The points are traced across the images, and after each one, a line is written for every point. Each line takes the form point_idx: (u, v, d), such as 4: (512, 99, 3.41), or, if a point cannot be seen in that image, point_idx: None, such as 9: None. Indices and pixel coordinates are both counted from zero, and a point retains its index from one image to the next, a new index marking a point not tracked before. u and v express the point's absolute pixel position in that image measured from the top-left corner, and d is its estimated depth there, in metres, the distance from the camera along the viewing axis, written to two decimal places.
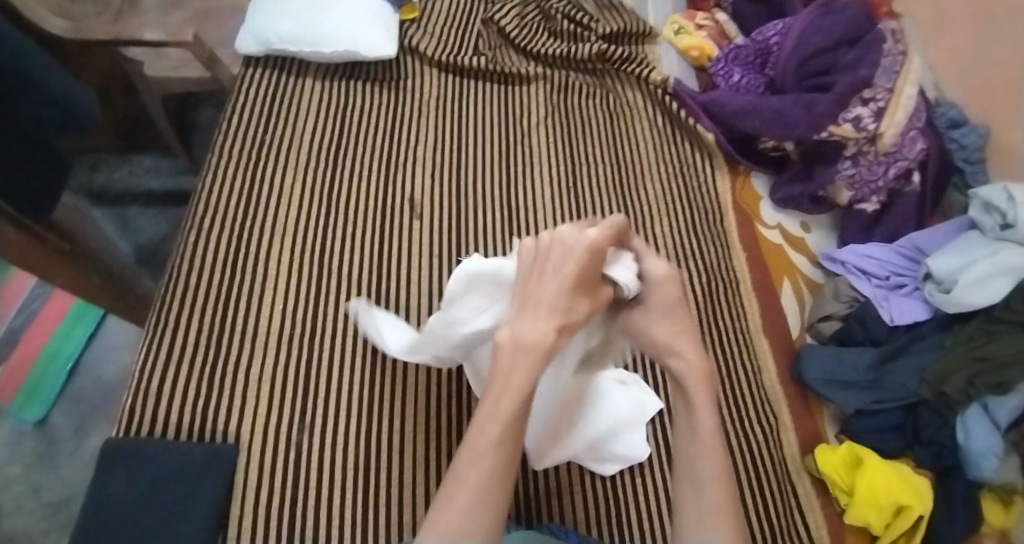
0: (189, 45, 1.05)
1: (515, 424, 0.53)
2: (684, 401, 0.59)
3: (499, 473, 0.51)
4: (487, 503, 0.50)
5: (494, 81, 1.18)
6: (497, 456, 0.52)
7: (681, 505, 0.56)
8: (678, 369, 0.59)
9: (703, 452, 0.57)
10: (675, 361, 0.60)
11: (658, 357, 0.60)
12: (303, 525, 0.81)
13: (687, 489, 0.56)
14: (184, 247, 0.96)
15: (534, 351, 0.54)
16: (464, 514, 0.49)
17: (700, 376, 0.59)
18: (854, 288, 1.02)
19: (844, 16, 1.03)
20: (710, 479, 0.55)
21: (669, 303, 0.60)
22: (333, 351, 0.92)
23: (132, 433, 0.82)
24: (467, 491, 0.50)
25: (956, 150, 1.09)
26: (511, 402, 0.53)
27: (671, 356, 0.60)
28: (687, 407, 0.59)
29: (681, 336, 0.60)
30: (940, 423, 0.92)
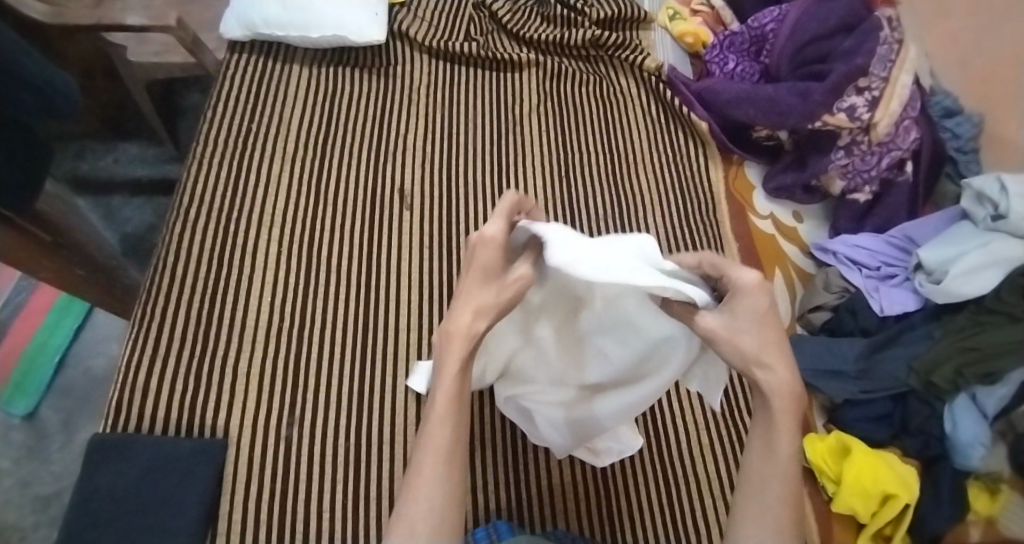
0: (172, 30, 1.02)
1: (455, 407, 0.57)
2: (766, 418, 0.55)
3: (447, 453, 0.56)
4: (440, 484, 0.55)
5: (484, 67, 1.16)
6: (444, 439, 0.56)
7: (740, 514, 0.57)
8: (765, 385, 0.54)
9: (777, 473, 0.56)
10: (757, 372, 0.54)
11: (743, 364, 0.55)
12: (293, 517, 0.81)
13: (749, 499, 0.57)
14: (168, 238, 0.95)
15: (461, 339, 0.57)
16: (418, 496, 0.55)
17: (789, 396, 0.54)
18: (845, 278, 1.03)
19: (840, 4, 1.00)
20: (774, 494, 0.56)
21: (758, 312, 0.54)
22: (323, 344, 0.91)
23: (120, 427, 0.83)
24: (425, 477, 0.55)
25: (950, 139, 1.10)
26: (449, 388, 0.57)
27: (759, 370, 0.54)
28: (767, 422, 0.55)
29: (770, 349, 0.54)
30: (928, 413, 0.93)
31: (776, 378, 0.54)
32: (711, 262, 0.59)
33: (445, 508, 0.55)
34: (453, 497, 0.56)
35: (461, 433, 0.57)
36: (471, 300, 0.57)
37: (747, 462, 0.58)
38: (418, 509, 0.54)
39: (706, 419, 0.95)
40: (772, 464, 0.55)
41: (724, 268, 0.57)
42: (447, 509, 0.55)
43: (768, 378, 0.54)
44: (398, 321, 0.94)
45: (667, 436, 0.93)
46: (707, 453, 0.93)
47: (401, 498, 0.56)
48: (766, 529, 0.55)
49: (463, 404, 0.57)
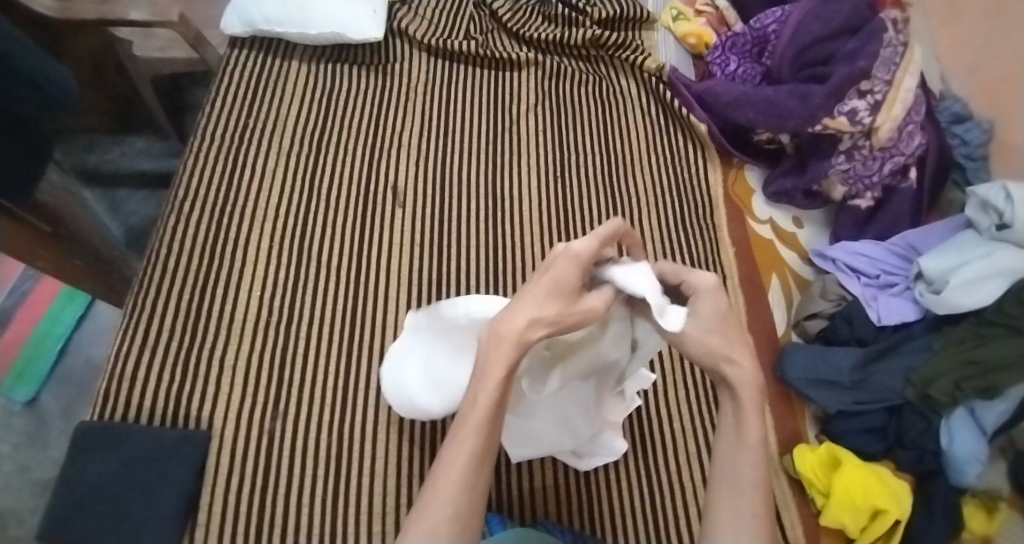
0: (173, 25, 1.05)
1: (492, 415, 0.53)
2: (734, 409, 0.55)
3: (475, 463, 0.52)
4: (466, 491, 0.52)
5: (483, 65, 1.16)
6: (475, 447, 0.53)
7: (713, 511, 0.55)
8: (732, 379, 0.54)
9: (746, 462, 0.54)
10: (725, 367, 0.54)
11: (713, 365, 0.55)
12: (272, 510, 0.82)
13: (724, 493, 0.55)
14: (163, 230, 0.96)
15: (513, 346, 0.52)
16: (445, 497, 0.52)
17: (756, 387, 0.54)
18: (843, 286, 1.00)
19: (844, 5, 0.98)
20: (749, 486, 0.54)
21: (722, 312, 0.55)
22: (309, 339, 0.92)
23: (107, 415, 0.84)
24: (450, 484, 0.52)
25: (959, 145, 1.07)
26: (488, 395, 0.52)
27: (727, 364, 0.54)
28: (735, 412, 0.55)
29: (737, 343, 0.55)
30: (924, 427, 0.90)
31: (743, 370, 0.54)
32: (670, 269, 0.60)
33: (467, 517, 0.52)
34: (475, 506, 0.53)
35: (492, 441, 0.54)
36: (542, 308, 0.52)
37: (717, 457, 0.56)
38: (438, 517, 0.51)
39: (697, 427, 0.94)
40: (742, 455, 0.54)
41: (683, 273, 0.59)
42: (469, 517, 0.52)
43: (735, 371, 0.54)
44: (385, 318, 0.95)
45: (655, 441, 0.92)
46: (694, 462, 0.92)
47: (421, 500, 0.53)
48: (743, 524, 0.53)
49: (499, 413, 0.53)
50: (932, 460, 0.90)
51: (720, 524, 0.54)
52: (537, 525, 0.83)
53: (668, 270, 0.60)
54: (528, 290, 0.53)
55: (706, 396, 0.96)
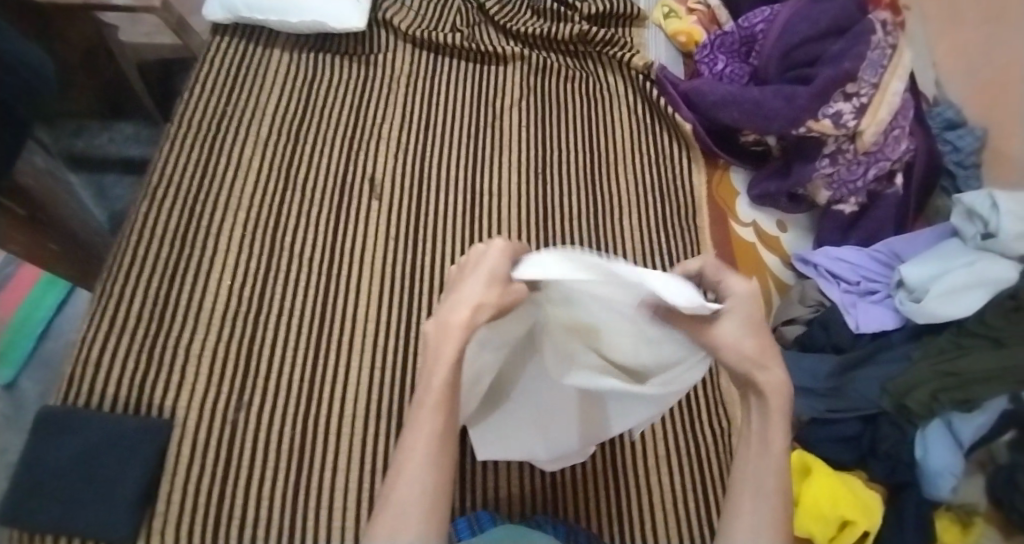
0: (156, 10, 1.05)
1: (449, 395, 0.52)
2: (762, 414, 0.56)
3: (437, 445, 0.52)
4: (430, 474, 0.51)
5: (467, 59, 1.15)
6: (435, 428, 0.52)
7: (735, 513, 0.55)
8: (763, 385, 0.55)
9: (770, 467, 0.55)
10: (756, 373, 0.55)
11: (743, 371, 0.56)
12: (232, 502, 0.82)
13: (744, 496, 0.55)
14: (136, 217, 0.96)
15: (459, 332, 0.52)
16: (412, 482, 0.50)
17: (784, 395, 0.55)
18: (822, 292, 0.98)
19: (833, 5, 0.97)
20: (770, 490, 0.55)
21: (756, 319, 0.56)
22: (278, 329, 0.92)
23: (71, 400, 0.85)
24: (413, 468, 0.51)
25: (950, 151, 1.04)
26: (443, 376, 0.52)
27: (758, 370, 0.55)
28: (762, 417, 0.56)
29: (767, 352, 0.55)
30: (898, 438, 0.89)
31: (774, 378, 0.55)
32: (713, 269, 0.59)
33: (436, 501, 0.51)
34: (442, 489, 0.51)
35: (452, 424, 0.53)
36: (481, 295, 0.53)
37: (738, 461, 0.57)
38: (404, 501, 0.50)
39: (666, 430, 0.93)
40: (767, 459, 0.55)
41: (723, 274, 0.58)
42: (437, 502, 0.51)
43: (767, 377, 0.55)
44: (355, 312, 0.94)
45: (622, 443, 0.91)
46: (662, 465, 0.91)
47: (386, 489, 0.52)
48: (761, 527, 0.54)
49: (455, 394, 0.53)
50: (905, 471, 0.88)
51: (737, 526, 0.54)
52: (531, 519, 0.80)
53: (708, 266, 0.60)
54: (464, 281, 0.54)
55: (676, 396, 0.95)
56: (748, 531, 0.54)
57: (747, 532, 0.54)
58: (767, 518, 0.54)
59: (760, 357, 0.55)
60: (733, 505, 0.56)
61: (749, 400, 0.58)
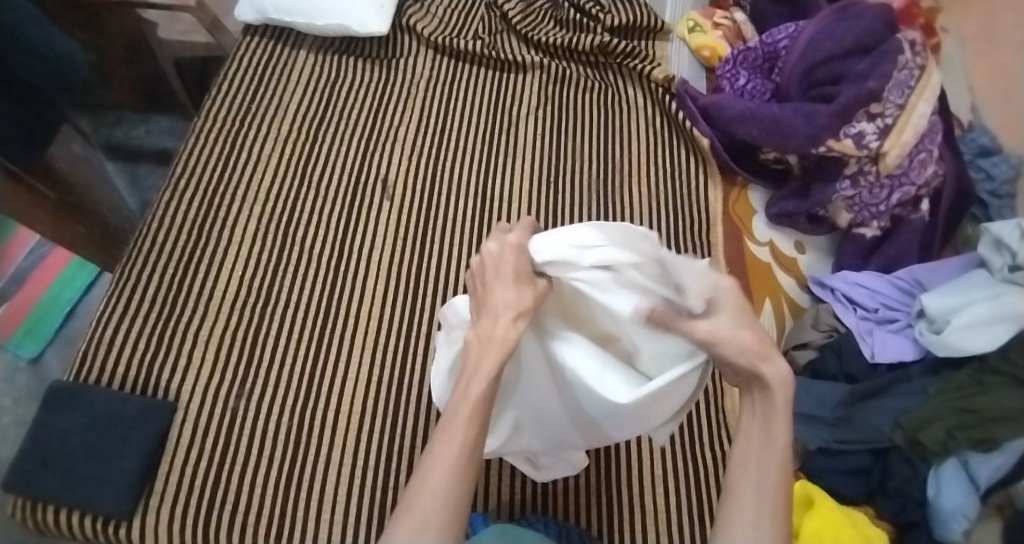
0: (191, 9, 1.09)
1: (481, 411, 0.55)
2: (764, 407, 0.54)
3: (464, 460, 0.53)
4: (454, 492, 0.52)
5: (488, 66, 1.17)
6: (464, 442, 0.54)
7: (734, 508, 0.54)
8: (769, 380, 0.53)
9: (771, 460, 0.54)
10: (761, 366, 0.53)
11: (749, 367, 0.53)
12: (225, 486, 0.83)
13: (742, 490, 0.54)
14: (157, 205, 0.99)
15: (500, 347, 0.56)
16: (435, 498, 0.52)
17: (788, 389, 0.53)
18: (836, 317, 0.94)
19: (861, 22, 0.94)
20: (770, 484, 0.53)
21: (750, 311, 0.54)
22: (283, 321, 0.93)
23: (82, 377, 0.87)
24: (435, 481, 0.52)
25: (982, 179, 0.97)
26: (478, 391, 0.55)
27: (765, 365, 0.53)
28: (763, 410, 0.55)
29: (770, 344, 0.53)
30: (910, 475, 0.84)
31: (779, 370, 0.53)
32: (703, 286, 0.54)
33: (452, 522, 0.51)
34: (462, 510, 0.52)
35: (481, 441, 0.55)
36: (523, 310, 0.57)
37: (737, 453, 0.55)
38: (425, 512, 0.51)
39: (665, 451, 0.90)
40: (768, 452, 0.54)
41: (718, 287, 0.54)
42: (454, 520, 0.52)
43: (773, 370, 0.53)
44: (360, 309, 0.95)
45: (618, 458, 0.89)
46: (658, 484, 0.87)
47: (406, 501, 0.53)
48: (761, 521, 0.53)
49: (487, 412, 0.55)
50: (915, 511, 0.83)
51: (736, 522, 0.53)
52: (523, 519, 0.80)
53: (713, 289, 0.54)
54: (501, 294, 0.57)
55: None
56: (747, 528, 0.52)
57: (748, 530, 0.52)
58: (768, 512, 0.53)
59: (759, 355, 0.53)
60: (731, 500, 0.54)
61: (750, 393, 0.55)
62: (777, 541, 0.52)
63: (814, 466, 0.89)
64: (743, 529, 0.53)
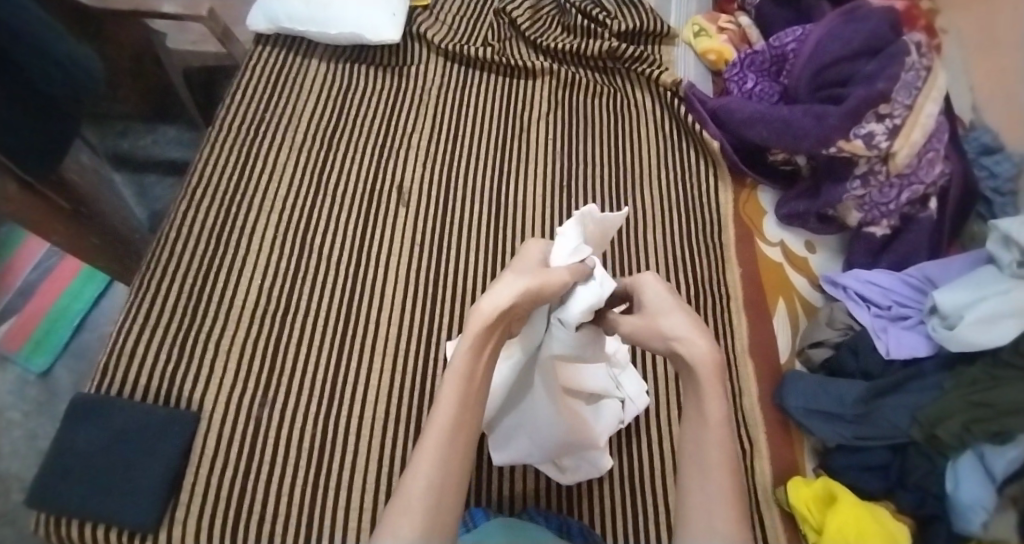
0: (202, 19, 1.09)
1: (463, 384, 0.56)
2: (694, 389, 0.56)
3: (451, 435, 0.55)
4: (438, 467, 0.53)
5: (499, 73, 1.18)
6: (451, 416, 0.55)
7: (687, 494, 0.53)
8: (690, 358, 0.55)
9: (710, 439, 0.54)
10: (676, 344, 0.56)
11: (666, 346, 0.57)
12: (250, 495, 0.82)
13: (692, 479, 0.54)
14: (174, 215, 0.99)
15: (476, 324, 0.56)
16: (425, 477, 0.53)
17: (713, 363, 0.55)
18: (850, 315, 0.96)
19: (867, 24, 0.97)
20: (716, 464, 0.53)
21: (665, 299, 0.59)
22: (303, 328, 0.93)
23: (103, 389, 0.86)
24: (425, 459, 0.54)
25: (986, 177, 0.98)
26: (460, 368, 0.57)
27: (677, 341, 0.56)
28: (695, 393, 0.56)
29: (691, 323, 0.57)
30: (929, 468, 0.84)
31: (698, 347, 0.55)
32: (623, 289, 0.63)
33: (441, 498, 0.52)
34: (448, 486, 0.53)
35: (470, 413, 0.56)
36: (503, 290, 0.57)
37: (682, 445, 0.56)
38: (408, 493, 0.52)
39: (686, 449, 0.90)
40: (706, 433, 0.54)
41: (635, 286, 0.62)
42: (445, 495, 0.53)
43: (689, 349, 0.56)
44: (379, 315, 0.95)
45: (641, 459, 0.89)
46: None
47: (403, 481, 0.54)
48: (714, 510, 0.51)
49: (471, 387, 0.57)
50: (934, 503, 0.84)
51: (690, 514, 0.52)
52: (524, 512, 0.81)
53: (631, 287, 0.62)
54: (505, 276, 0.59)
55: None
56: (700, 516, 0.52)
57: (700, 508, 0.52)
58: (716, 493, 0.52)
59: (683, 337, 0.56)
60: (683, 490, 0.54)
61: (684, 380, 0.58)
62: (735, 518, 0.51)
63: (835, 462, 0.90)
64: (695, 518, 0.52)
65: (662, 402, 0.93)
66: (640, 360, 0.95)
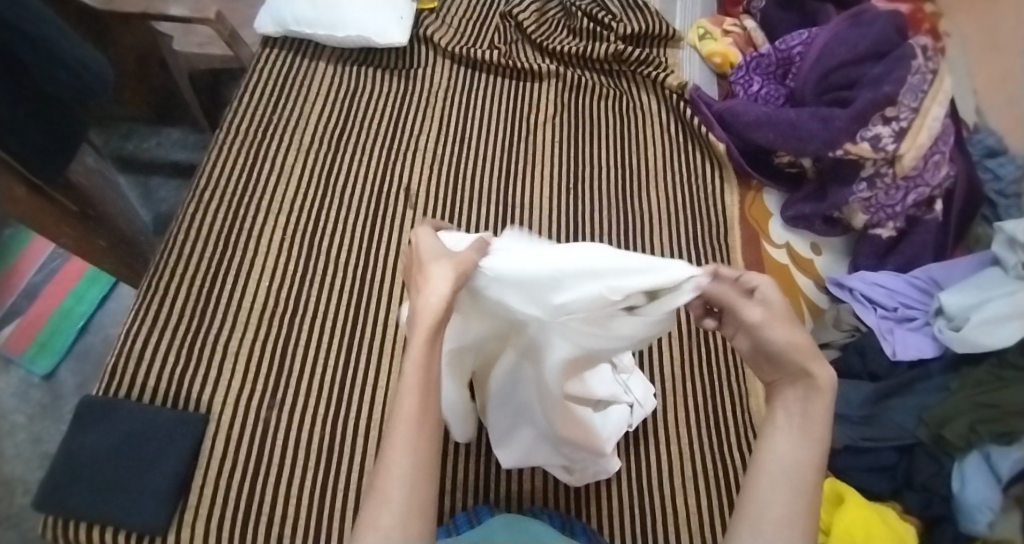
0: (210, 22, 1.08)
1: (423, 376, 0.49)
2: (800, 410, 0.54)
3: (418, 427, 0.48)
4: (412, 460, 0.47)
5: (505, 75, 1.18)
6: (415, 409, 0.48)
7: (761, 501, 0.51)
8: (815, 381, 0.54)
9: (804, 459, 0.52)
10: (809, 362, 0.54)
11: (799, 361, 0.54)
12: (258, 498, 0.82)
13: (769, 489, 0.51)
14: (182, 217, 0.99)
15: (430, 312, 0.49)
16: (399, 473, 0.47)
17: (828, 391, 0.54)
18: (857, 317, 0.96)
19: (873, 28, 0.98)
20: (806, 485, 0.51)
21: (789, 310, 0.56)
22: (311, 331, 0.93)
23: (110, 391, 0.86)
24: (396, 451, 0.47)
25: (990, 180, 0.98)
26: (417, 360, 0.49)
27: (812, 361, 0.54)
28: (799, 413, 0.54)
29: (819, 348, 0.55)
30: (935, 470, 0.85)
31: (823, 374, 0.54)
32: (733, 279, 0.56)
33: (419, 487, 0.47)
34: (425, 481, 0.47)
35: (434, 407, 0.50)
36: (442, 278, 0.51)
37: (760, 452, 0.54)
38: (388, 490, 0.46)
39: (693, 451, 0.90)
40: (805, 451, 0.52)
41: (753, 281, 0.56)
42: (419, 496, 0.47)
43: (820, 373, 0.54)
44: (387, 318, 0.95)
45: (649, 461, 0.89)
46: (688, 485, 0.88)
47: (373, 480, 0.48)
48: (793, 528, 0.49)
49: (430, 378, 0.49)
50: (941, 504, 0.84)
51: (760, 523, 0.50)
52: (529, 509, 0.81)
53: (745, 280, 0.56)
54: (429, 266, 0.52)
55: (701, 416, 0.93)
56: (772, 531, 0.49)
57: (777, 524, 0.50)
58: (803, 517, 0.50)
59: (803, 356, 0.54)
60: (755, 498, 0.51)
61: (784, 393, 0.56)
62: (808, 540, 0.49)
63: (841, 462, 0.89)
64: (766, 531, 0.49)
65: (669, 404, 0.93)
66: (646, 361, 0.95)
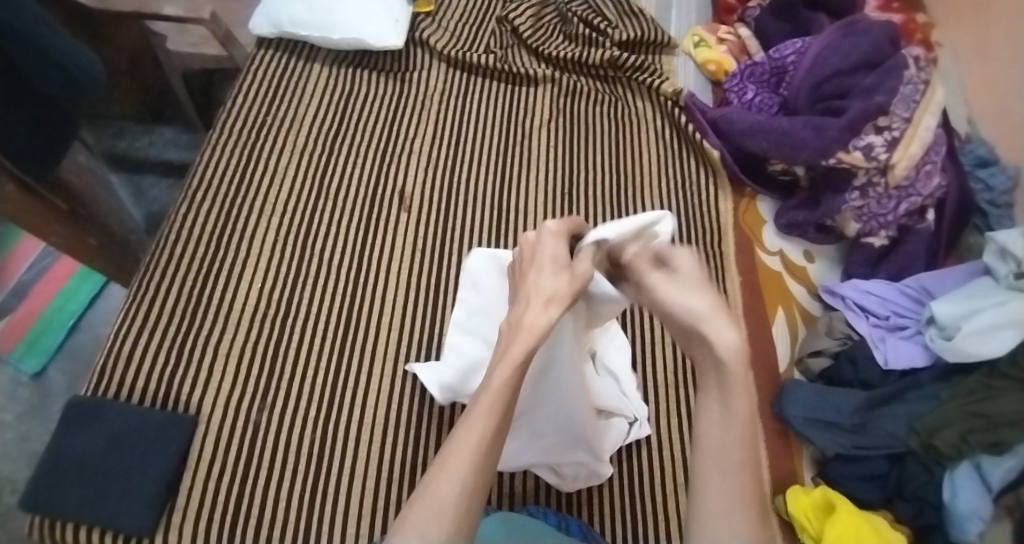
0: (205, 22, 1.08)
1: (507, 398, 0.52)
2: (719, 384, 0.49)
3: (484, 448, 0.49)
4: (472, 474, 0.48)
5: (500, 79, 1.19)
6: (490, 429, 0.50)
7: (701, 503, 0.47)
8: (719, 348, 0.49)
9: (729, 439, 0.47)
10: (705, 325, 0.51)
11: (692, 323, 0.52)
12: (248, 501, 0.81)
13: (708, 485, 0.47)
14: (173, 217, 0.99)
15: (530, 333, 0.54)
16: (455, 486, 0.47)
17: (743, 360, 0.49)
18: (849, 325, 0.96)
19: (866, 39, 1.00)
20: (735, 470, 0.47)
21: (686, 277, 0.55)
22: (304, 333, 0.93)
23: (98, 391, 0.85)
24: (458, 462, 0.48)
25: (982, 190, 0.99)
26: (504, 378, 0.52)
27: (704, 322, 0.51)
28: (721, 386, 0.49)
29: (714, 310, 0.51)
30: (926, 478, 0.84)
31: (728, 339, 0.49)
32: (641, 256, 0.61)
33: (472, 502, 0.47)
34: (476, 498, 0.48)
35: (500, 438, 0.51)
36: (544, 291, 0.57)
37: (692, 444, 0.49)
38: (440, 501, 0.46)
39: (685, 458, 0.89)
40: (726, 432, 0.48)
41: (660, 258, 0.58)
42: (469, 516, 0.47)
43: (721, 338, 0.50)
44: (381, 320, 0.95)
45: (641, 466, 0.88)
46: (680, 492, 0.87)
47: (425, 483, 0.49)
48: (732, 515, 0.45)
49: (510, 400, 0.52)
50: (932, 513, 0.84)
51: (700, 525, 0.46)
52: (523, 508, 0.80)
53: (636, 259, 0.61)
54: (535, 275, 0.59)
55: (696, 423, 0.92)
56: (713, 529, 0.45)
57: (717, 519, 0.46)
58: (736, 503, 0.46)
59: (699, 316, 0.51)
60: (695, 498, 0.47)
61: (704, 371, 0.51)
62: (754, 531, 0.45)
63: (831, 470, 0.89)
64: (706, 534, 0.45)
65: (662, 411, 0.92)
66: (639, 368, 0.94)
